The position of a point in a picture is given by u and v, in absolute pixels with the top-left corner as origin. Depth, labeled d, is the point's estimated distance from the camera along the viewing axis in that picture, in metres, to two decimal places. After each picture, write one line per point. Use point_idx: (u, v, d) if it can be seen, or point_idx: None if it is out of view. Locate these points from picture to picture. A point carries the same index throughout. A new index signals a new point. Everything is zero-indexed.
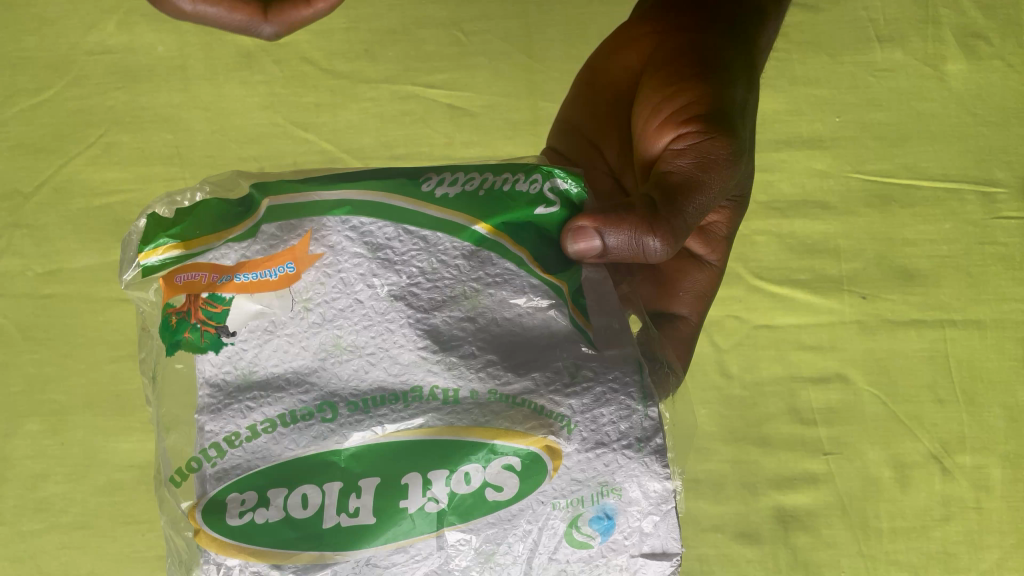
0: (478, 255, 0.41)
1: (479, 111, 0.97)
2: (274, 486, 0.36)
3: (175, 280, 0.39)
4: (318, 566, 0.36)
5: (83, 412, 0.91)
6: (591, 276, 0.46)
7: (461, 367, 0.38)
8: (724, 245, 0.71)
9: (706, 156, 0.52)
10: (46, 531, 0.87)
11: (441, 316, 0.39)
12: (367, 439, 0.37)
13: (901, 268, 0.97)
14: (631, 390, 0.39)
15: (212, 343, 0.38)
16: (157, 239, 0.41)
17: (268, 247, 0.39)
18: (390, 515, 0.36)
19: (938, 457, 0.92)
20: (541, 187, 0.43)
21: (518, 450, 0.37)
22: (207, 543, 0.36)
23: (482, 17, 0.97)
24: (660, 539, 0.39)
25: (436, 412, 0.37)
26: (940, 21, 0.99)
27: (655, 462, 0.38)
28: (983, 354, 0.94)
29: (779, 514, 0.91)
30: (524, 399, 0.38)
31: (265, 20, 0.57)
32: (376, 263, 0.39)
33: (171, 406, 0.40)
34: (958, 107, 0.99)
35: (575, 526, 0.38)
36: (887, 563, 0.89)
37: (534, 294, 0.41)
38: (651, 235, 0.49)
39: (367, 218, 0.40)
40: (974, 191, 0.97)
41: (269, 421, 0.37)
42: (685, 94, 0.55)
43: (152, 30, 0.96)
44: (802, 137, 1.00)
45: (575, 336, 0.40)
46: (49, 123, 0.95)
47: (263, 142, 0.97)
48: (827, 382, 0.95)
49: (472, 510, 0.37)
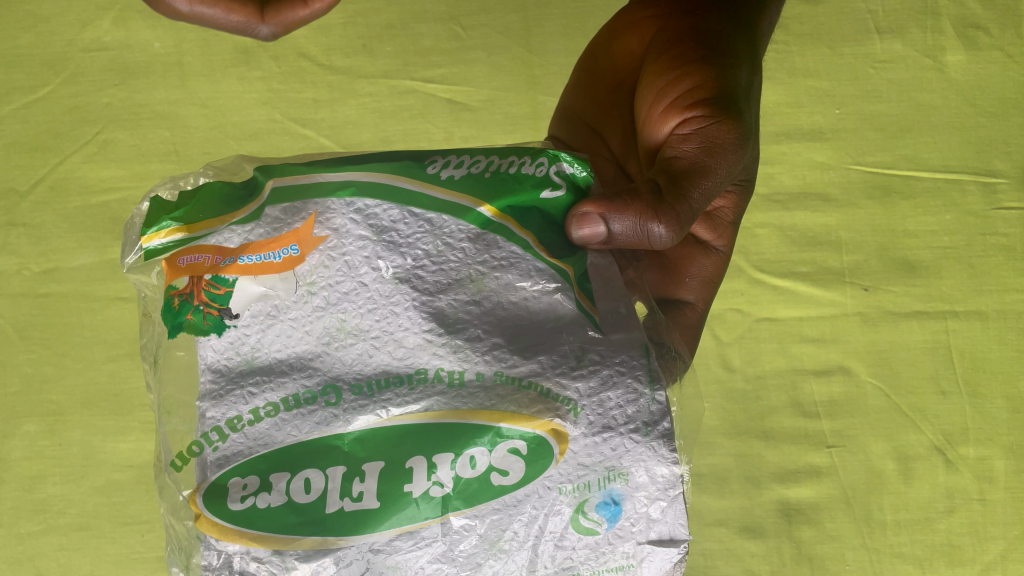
0: (484, 238, 0.40)
1: (479, 106, 0.97)
2: (276, 470, 0.36)
3: (177, 262, 0.39)
4: (321, 553, 0.36)
5: (81, 412, 0.90)
6: (596, 262, 0.45)
7: (466, 349, 0.37)
8: (730, 231, 0.71)
9: (712, 141, 0.52)
10: (44, 533, 0.86)
11: (447, 299, 0.38)
12: (371, 423, 0.36)
13: (902, 259, 0.97)
14: (638, 373, 0.38)
15: (215, 325, 0.37)
16: (160, 221, 0.40)
17: (272, 230, 0.39)
18: (395, 500, 0.36)
19: (941, 449, 0.92)
20: (548, 171, 0.43)
21: (523, 433, 0.37)
22: (207, 528, 0.36)
23: (481, 11, 0.97)
24: (669, 525, 0.39)
25: (440, 395, 0.37)
26: (938, 13, 0.99)
27: (662, 446, 0.38)
28: (985, 345, 0.95)
29: (783, 507, 0.90)
30: (531, 382, 0.37)
31: (263, 21, 0.56)
32: (381, 246, 0.39)
33: (172, 391, 0.39)
34: (958, 98, 0.99)
35: (581, 512, 0.38)
36: (892, 555, 0.89)
37: (540, 277, 0.40)
38: (656, 222, 0.49)
39: (372, 201, 0.40)
40: (974, 182, 0.97)
41: (272, 406, 0.36)
42: (689, 78, 0.55)
43: (148, 26, 0.95)
44: (803, 129, 1.00)
45: (581, 320, 0.40)
46: (44, 121, 0.94)
47: (261, 139, 0.96)
48: (830, 375, 0.94)
49: (476, 495, 0.37)
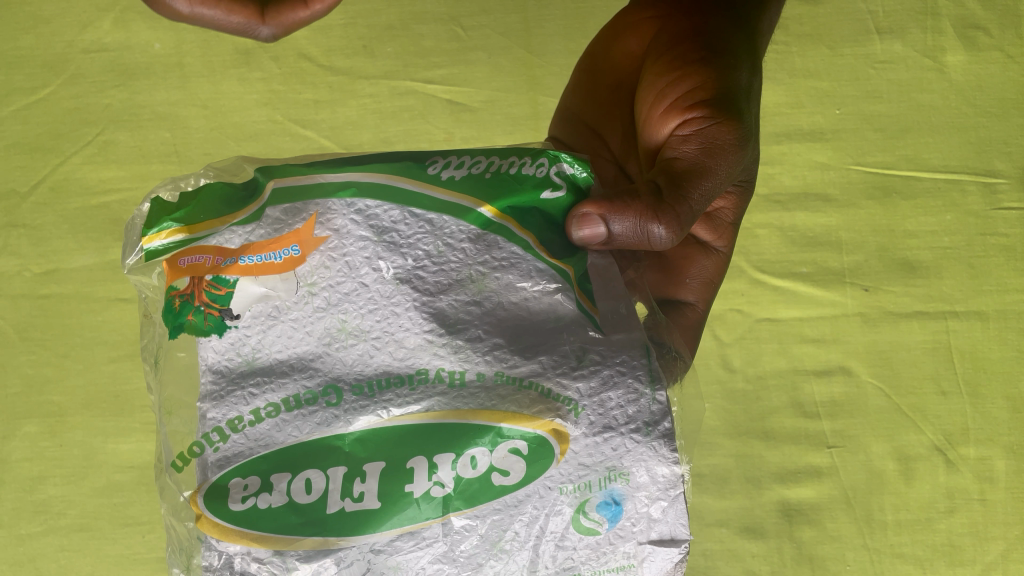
0: (484, 238, 0.40)
1: (479, 106, 0.97)
2: (277, 471, 0.36)
3: (178, 263, 0.39)
4: (322, 553, 0.36)
5: (82, 413, 0.90)
6: (596, 263, 0.45)
7: (466, 350, 0.37)
8: (730, 232, 0.71)
9: (712, 142, 0.52)
10: (45, 533, 0.86)
11: (447, 299, 0.38)
12: (372, 423, 0.36)
13: (903, 260, 0.97)
14: (639, 373, 0.38)
15: (216, 326, 0.38)
16: (161, 222, 0.40)
17: (272, 231, 0.39)
18: (395, 500, 0.36)
19: (942, 449, 0.92)
20: (548, 171, 0.43)
21: (524, 433, 0.37)
22: (208, 529, 0.36)
23: (482, 12, 0.97)
24: (669, 525, 0.39)
25: (441, 395, 0.37)
26: (938, 13, 0.99)
27: (663, 446, 0.38)
28: (985, 346, 0.95)
29: (784, 507, 0.90)
30: (532, 382, 0.37)
31: (264, 23, 0.56)
32: (382, 246, 0.39)
33: (174, 391, 0.39)
34: (958, 98, 0.99)
35: (582, 512, 0.38)
36: (892, 556, 0.89)
37: (540, 278, 0.40)
38: (656, 222, 0.49)
39: (373, 201, 0.40)
40: (974, 183, 0.97)
41: (273, 406, 0.36)
42: (689, 79, 0.55)
43: (148, 27, 0.95)
44: (803, 129, 1.00)
45: (581, 320, 0.40)
46: (45, 122, 0.94)
47: (261, 139, 0.96)
48: (831, 375, 0.94)
49: (477, 495, 0.37)
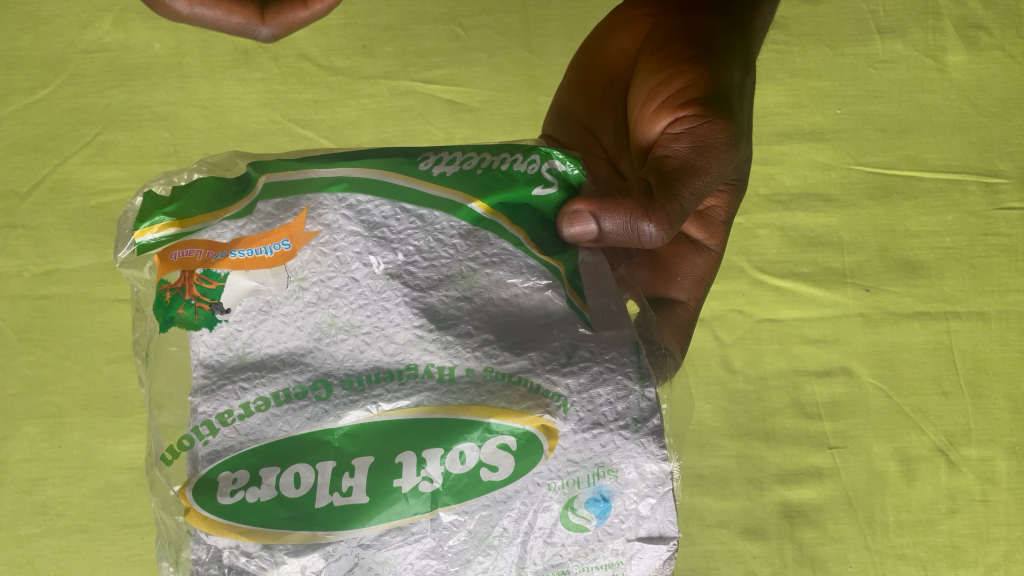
0: (475, 234, 0.40)
1: (479, 107, 0.97)
2: (266, 464, 0.36)
3: (170, 256, 0.39)
4: (310, 547, 0.36)
5: (81, 413, 0.89)
6: (587, 260, 0.45)
7: (456, 345, 0.37)
8: (723, 231, 0.70)
9: (704, 140, 0.52)
10: (44, 535, 0.86)
11: (437, 295, 0.38)
12: (361, 418, 0.36)
13: (904, 260, 0.97)
14: (628, 370, 0.38)
15: (207, 320, 0.37)
16: (153, 216, 0.40)
17: (264, 225, 0.39)
18: (384, 494, 0.36)
19: (944, 450, 0.91)
20: (540, 168, 0.43)
21: (513, 429, 0.36)
22: (197, 522, 0.36)
23: (481, 12, 0.97)
24: (658, 522, 0.39)
25: (430, 391, 0.37)
26: (939, 13, 0.99)
27: (652, 443, 0.37)
28: (987, 346, 0.94)
29: (785, 509, 0.90)
30: (521, 378, 0.37)
31: (263, 23, 0.56)
32: (372, 242, 0.38)
33: (163, 385, 0.39)
34: (959, 98, 0.99)
35: (570, 509, 0.37)
36: (894, 557, 0.89)
37: (531, 274, 0.40)
38: (646, 220, 0.48)
39: (364, 197, 0.39)
40: (976, 182, 0.97)
41: (262, 400, 0.36)
42: (681, 78, 0.55)
43: (148, 27, 0.95)
44: (804, 129, 1.00)
45: (572, 317, 0.40)
46: (43, 123, 0.94)
47: (261, 139, 0.95)
48: (831, 375, 0.94)
49: (466, 490, 0.36)
